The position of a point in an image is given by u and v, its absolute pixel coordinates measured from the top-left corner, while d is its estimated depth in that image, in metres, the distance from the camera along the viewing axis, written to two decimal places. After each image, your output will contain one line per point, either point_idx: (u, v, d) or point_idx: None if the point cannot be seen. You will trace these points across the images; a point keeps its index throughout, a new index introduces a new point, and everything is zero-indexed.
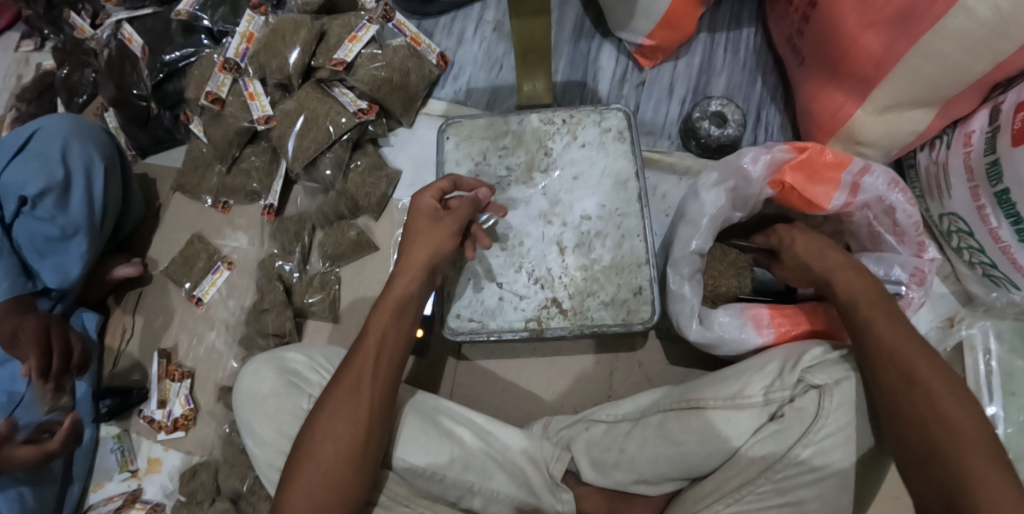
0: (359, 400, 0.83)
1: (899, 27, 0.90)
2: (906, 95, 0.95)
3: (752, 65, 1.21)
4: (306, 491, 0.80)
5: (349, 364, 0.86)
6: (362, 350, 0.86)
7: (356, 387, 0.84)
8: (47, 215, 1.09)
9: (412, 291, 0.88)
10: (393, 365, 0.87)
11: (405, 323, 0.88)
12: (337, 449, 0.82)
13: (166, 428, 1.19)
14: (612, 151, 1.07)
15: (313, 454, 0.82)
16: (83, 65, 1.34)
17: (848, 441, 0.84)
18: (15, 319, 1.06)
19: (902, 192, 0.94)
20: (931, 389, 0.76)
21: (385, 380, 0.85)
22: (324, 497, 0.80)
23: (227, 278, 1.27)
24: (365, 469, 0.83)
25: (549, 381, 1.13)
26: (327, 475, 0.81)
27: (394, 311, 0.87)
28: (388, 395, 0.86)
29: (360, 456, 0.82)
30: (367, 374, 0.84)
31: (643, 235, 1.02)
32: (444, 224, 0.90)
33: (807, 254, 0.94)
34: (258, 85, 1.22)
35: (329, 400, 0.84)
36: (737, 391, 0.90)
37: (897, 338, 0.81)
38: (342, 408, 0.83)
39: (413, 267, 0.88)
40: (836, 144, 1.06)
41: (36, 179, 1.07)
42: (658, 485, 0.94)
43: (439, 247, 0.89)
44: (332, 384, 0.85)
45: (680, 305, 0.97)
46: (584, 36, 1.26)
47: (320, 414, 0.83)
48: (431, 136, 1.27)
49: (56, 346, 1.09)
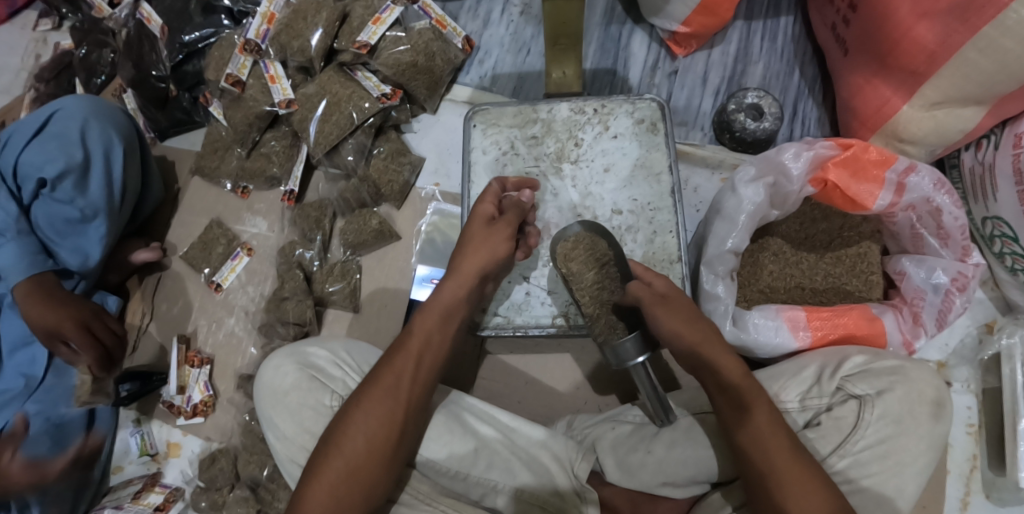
0: (396, 402, 0.82)
1: (955, 19, 0.85)
2: (957, 91, 0.90)
3: (790, 54, 1.16)
4: (331, 485, 0.79)
5: (389, 361, 0.84)
6: (405, 349, 0.84)
7: (395, 388, 0.82)
8: (66, 198, 1.07)
9: (465, 298, 0.87)
10: (433, 368, 0.85)
11: (450, 329, 0.86)
12: (368, 447, 0.80)
13: (186, 413, 1.18)
14: (645, 142, 1.03)
15: (342, 447, 0.80)
16: (101, 45, 1.32)
17: (886, 455, 0.81)
18: (54, 319, 1.04)
19: (949, 194, 0.91)
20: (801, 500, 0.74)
21: (424, 383, 0.84)
22: (349, 493, 0.79)
23: (246, 264, 1.25)
24: (393, 468, 0.82)
25: (570, 372, 1.12)
26: (354, 472, 0.79)
27: (440, 314, 0.86)
28: (424, 398, 0.84)
29: (390, 456, 0.81)
30: (407, 375, 0.83)
31: (676, 231, 0.99)
32: (498, 232, 0.87)
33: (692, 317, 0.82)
34: (279, 68, 1.19)
35: (364, 396, 0.82)
36: (771, 395, 0.87)
37: (788, 453, 0.76)
38: (378, 406, 0.81)
39: (467, 273, 0.86)
40: (878, 140, 1.02)
41: (55, 161, 1.05)
42: (684, 488, 0.92)
43: (495, 253, 0.87)
44: (369, 380, 0.83)
45: (713, 305, 0.94)
46: (615, 21, 1.21)
47: (355, 409, 0.81)
48: (455, 123, 1.24)
49: (102, 337, 1.09)
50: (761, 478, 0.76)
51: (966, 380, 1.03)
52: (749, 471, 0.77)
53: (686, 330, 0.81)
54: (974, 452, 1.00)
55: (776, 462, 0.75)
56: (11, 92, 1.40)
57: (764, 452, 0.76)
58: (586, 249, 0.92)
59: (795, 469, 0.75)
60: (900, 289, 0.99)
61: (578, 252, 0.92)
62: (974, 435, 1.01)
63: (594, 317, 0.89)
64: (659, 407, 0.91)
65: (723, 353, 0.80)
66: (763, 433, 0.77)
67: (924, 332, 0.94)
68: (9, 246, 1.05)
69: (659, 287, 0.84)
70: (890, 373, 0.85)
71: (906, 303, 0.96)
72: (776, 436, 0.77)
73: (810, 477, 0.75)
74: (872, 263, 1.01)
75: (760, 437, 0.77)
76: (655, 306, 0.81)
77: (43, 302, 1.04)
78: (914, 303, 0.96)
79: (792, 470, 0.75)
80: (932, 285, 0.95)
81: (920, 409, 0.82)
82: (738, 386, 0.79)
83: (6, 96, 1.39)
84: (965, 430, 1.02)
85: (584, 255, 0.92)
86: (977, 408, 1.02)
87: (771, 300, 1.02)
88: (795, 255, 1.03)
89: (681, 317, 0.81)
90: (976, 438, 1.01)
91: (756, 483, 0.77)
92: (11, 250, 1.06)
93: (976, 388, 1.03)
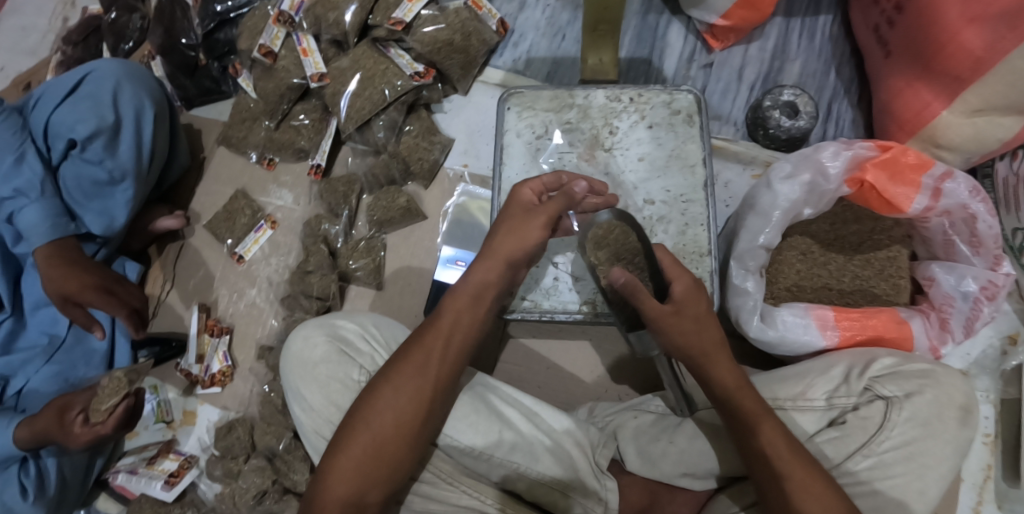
0: (424, 380, 0.81)
1: (1004, 25, 0.85)
2: (999, 99, 0.90)
3: (829, 54, 1.16)
4: (357, 460, 0.79)
5: (418, 339, 0.84)
6: (434, 327, 0.84)
7: (425, 365, 0.82)
8: (94, 158, 1.06)
9: (496, 281, 0.85)
10: (463, 349, 0.84)
11: (480, 312, 0.85)
12: (396, 423, 0.80)
13: (203, 382, 1.18)
14: (681, 133, 1.02)
15: (370, 424, 0.80)
16: (130, 10, 1.30)
17: (910, 457, 0.81)
18: (76, 284, 1.03)
19: (985, 201, 0.91)
20: (807, 504, 0.74)
21: (453, 362, 0.83)
22: (375, 469, 0.79)
23: (270, 236, 1.24)
24: (419, 447, 0.81)
25: (590, 361, 1.12)
26: (380, 448, 0.79)
27: (471, 296, 0.84)
28: (453, 378, 0.83)
29: (416, 433, 0.81)
30: (435, 353, 0.82)
31: (708, 225, 0.99)
32: (533, 221, 0.84)
33: (699, 324, 0.80)
34: (312, 41, 1.18)
35: (394, 373, 0.82)
36: (799, 392, 0.87)
37: (795, 457, 0.76)
38: (407, 384, 0.81)
39: (497, 256, 0.84)
40: (914, 145, 1.02)
41: (86, 121, 1.05)
42: (703, 480, 0.92)
43: (527, 240, 0.83)
44: (398, 357, 0.83)
45: (741, 299, 0.94)
46: (652, 11, 1.21)
47: (383, 384, 0.81)
48: (486, 105, 1.23)
49: (128, 299, 1.10)
50: (769, 479, 0.76)
51: (986, 389, 1.03)
52: (758, 471, 0.78)
53: (692, 338, 0.80)
54: (988, 462, 1.01)
55: (783, 464, 0.76)
56: (37, 54, 1.38)
57: (770, 458, 0.77)
58: (618, 239, 0.88)
59: (803, 474, 0.76)
60: (928, 295, 0.99)
61: (611, 239, 0.88)
62: (990, 444, 1.02)
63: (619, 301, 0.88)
64: (681, 397, 0.93)
65: (723, 361, 0.81)
66: (764, 433, 0.77)
67: (951, 338, 0.95)
68: (35, 207, 1.04)
69: (676, 293, 0.80)
70: (918, 376, 0.86)
71: (934, 308, 0.97)
72: (779, 438, 0.77)
73: (815, 479, 0.75)
74: (902, 267, 1.01)
75: (769, 442, 0.77)
76: (665, 320, 0.79)
77: (65, 267, 1.03)
78: (942, 309, 0.96)
79: (800, 474, 0.76)
80: (961, 292, 0.95)
81: (946, 413, 0.83)
82: (737, 394, 0.80)
83: (32, 58, 1.38)
84: (981, 440, 1.02)
85: (615, 245, 0.88)
86: (994, 418, 1.02)
87: (798, 299, 1.02)
88: (824, 256, 1.03)
89: (687, 328, 0.79)
90: (992, 448, 1.02)
91: (765, 484, 0.77)
92: (35, 212, 1.04)
93: (996, 398, 1.03)
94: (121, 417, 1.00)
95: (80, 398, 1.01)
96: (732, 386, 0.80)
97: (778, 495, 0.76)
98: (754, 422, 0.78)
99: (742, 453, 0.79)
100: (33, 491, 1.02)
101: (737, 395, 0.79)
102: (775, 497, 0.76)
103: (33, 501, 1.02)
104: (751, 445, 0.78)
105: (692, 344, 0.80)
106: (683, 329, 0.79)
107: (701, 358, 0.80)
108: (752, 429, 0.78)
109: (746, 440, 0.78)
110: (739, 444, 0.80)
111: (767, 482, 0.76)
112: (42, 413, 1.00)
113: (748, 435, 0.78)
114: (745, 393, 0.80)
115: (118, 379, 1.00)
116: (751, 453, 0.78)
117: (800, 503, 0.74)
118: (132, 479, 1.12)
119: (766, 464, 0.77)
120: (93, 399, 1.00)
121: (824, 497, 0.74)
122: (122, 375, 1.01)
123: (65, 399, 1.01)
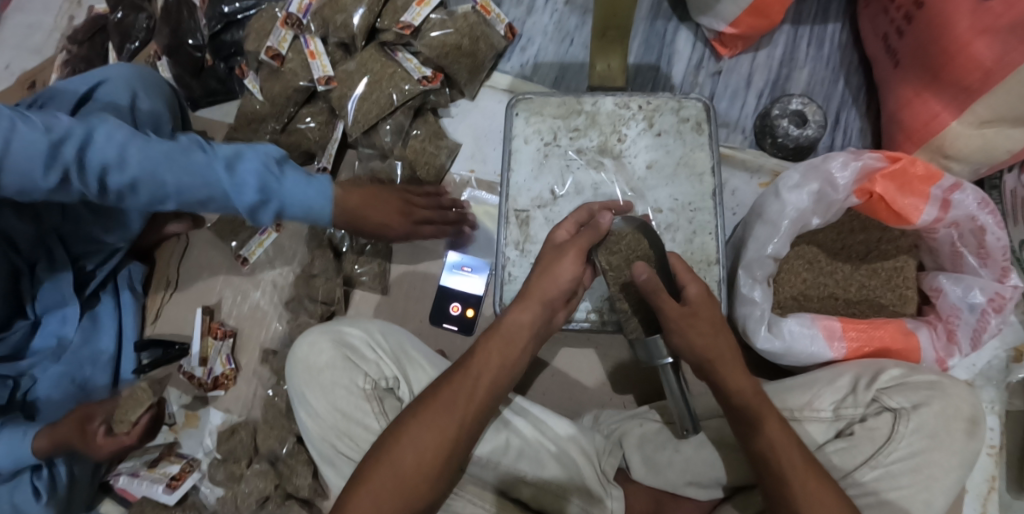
0: (452, 416, 0.77)
1: (1016, 37, 0.84)
2: (1008, 110, 0.90)
3: (836, 62, 1.16)
4: (376, 494, 0.75)
5: (451, 375, 0.80)
6: (467, 365, 0.80)
7: (454, 402, 0.78)
8: (210, 170, 0.88)
9: (530, 323, 0.81)
10: (494, 388, 0.80)
11: (514, 353, 0.81)
12: (416, 460, 0.76)
13: (206, 385, 1.17)
14: (689, 141, 1.02)
15: (393, 457, 0.77)
16: (137, 10, 1.30)
17: (918, 469, 0.81)
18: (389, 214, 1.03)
19: (993, 213, 0.91)
20: (810, 507, 0.74)
21: (484, 400, 0.79)
22: (393, 505, 0.75)
23: (275, 239, 1.23)
24: (439, 484, 0.78)
25: (595, 367, 1.12)
26: (401, 483, 0.76)
27: (504, 338, 0.81)
28: (482, 416, 0.80)
29: (436, 474, 0.77)
30: (465, 390, 0.78)
31: (716, 233, 0.98)
32: (565, 259, 0.82)
33: (715, 329, 0.80)
34: (320, 43, 1.17)
35: (422, 407, 0.79)
36: (805, 402, 0.88)
37: (805, 467, 0.76)
38: (434, 419, 0.77)
39: (530, 296, 0.82)
40: (922, 155, 1.02)
41: (111, 144, 0.85)
42: (709, 489, 0.92)
43: (559, 278, 0.82)
44: (426, 394, 0.80)
45: (749, 308, 0.94)
46: (660, 17, 1.21)
47: (408, 421, 0.78)
48: (493, 110, 1.23)
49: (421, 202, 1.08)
50: (774, 484, 0.76)
51: (992, 401, 1.03)
52: (766, 481, 0.77)
53: (708, 343, 0.79)
54: (992, 474, 1.01)
55: (787, 469, 0.76)
56: (42, 52, 1.38)
57: (781, 468, 0.76)
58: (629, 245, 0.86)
59: (814, 485, 0.75)
60: (935, 306, 0.99)
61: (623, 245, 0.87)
62: (994, 456, 1.02)
63: (626, 314, 0.87)
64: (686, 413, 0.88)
65: (738, 368, 0.80)
66: (773, 443, 0.77)
67: (958, 351, 0.96)
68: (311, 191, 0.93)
69: (691, 295, 0.81)
70: (927, 387, 0.86)
71: (941, 320, 0.97)
72: (790, 448, 0.77)
73: (825, 490, 0.75)
74: (908, 278, 1.01)
75: (780, 452, 0.77)
76: (682, 322, 0.79)
77: (372, 201, 1.01)
78: (949, 320, 0.97)
79: (810, 485, 0.75)
80: (968, 304, 0.95)
81: (954, 425, 0.83)
82: (752, 401, 0.79)
83: (37, 56, 1.37)
84: (986, 451, 1.02)
85: (627, 250, 0.86)
86: (999, 430, 1.02)
87: (804, 308, 1.02)
88: (830, 265, 1.03)
89: (705, 331, 0.79)
90: (996, 459, 1.01)
91: (773, 494, 0.77)
92: (307, 186, 0.93)
93: (1001, 410, 1.03)
94: (145, 427, 1.05)
95: (100, 409, 1.02)
96: (746, 395, 0.79)
97: (786, 506, 0.75)
98: (766, 432, 0.78)
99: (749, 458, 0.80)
100: (46, 493, 1.02)
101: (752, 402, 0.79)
102: (779, 501, 0.76)
103: (45, 502, 1.02)
104: (762, 454, 0.78)
105: (706, 352, 0.79)
106: (700, 336, 0.79)
107: (712, 364, 0.80)
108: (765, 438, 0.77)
109: (756, 450, 0.78)
110: (745, 449, 0.80)
111: (776, 492, 0.76)
112: (63, 422, 0.99)
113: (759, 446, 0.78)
114: (761, 401, 0.79)
115: (144, 390, 1.07)
116: (760, 462, 0.78)
117: (804, 506, 0.75)
118: (133, 482, 1.10)
119: (775, 475, 0.76)
120: (119, 410, 1.04)
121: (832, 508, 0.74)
122: (148, 387, 1.07)
123: (85, 410, 1.01)
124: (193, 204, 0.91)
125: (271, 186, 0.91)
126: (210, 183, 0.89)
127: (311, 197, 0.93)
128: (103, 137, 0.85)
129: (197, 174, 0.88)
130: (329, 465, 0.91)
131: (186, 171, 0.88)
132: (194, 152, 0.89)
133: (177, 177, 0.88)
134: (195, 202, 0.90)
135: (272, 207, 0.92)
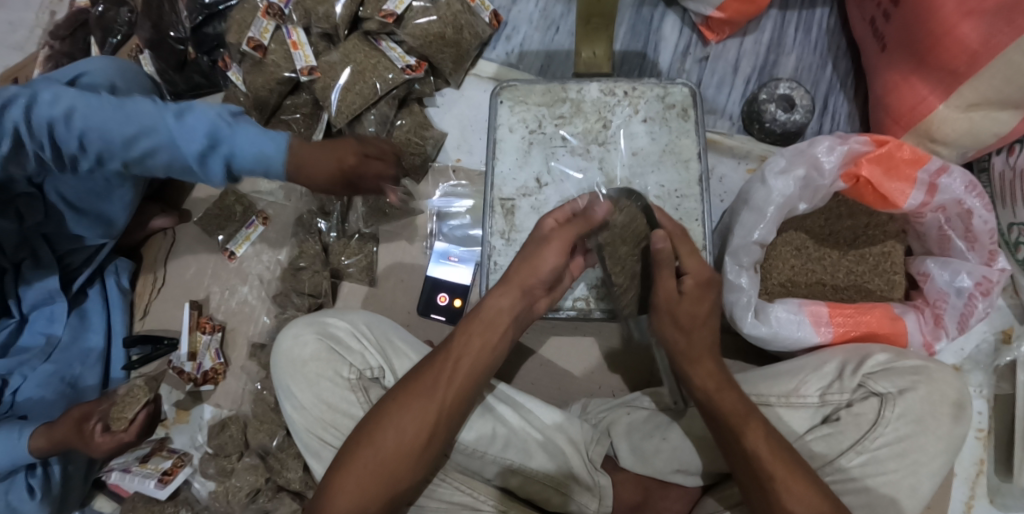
0: (431, 401, 0.78)
1: (1001, 19, 0.84)
2: (995, 93, 0.89)
3: (824, 47, 1.15)
4: (358, 476, 0.76)
5: (431, 360, 0.80)
6: (447, 349, 0.80)
7: (433, 387, 0.78)
8: (150, 119, 0.90)
9: (509, 308, 0.81)
10: (474, 375, 0.80)
11: (494, 339, 0.80)
12: (398, 442, 0.77)
13: (195, 380, 1.15)
14: (675, 128, 1.01)
15: (374, 441, 0.77)
16: (118, 4, 1.28)
17: (904, 454, 0.81)
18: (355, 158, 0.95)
19: (980, 196, 0.90)
20: (792, 504, 0.74)
21: (463, 386, 0.79)
22: (375, 488, 0.76)
23: (261, 233, 1.23)
24: (421, 468, 0.78)
25: (584, 356, 1.12)
26: (382, 467, 0.77)
27: (485, 322, 0.80)
28: (462, 402, 0.80)
29: (418, 455, 0.78)
30: (444, 376, 0.79)
31: (703, 220, 0.98)
32: (548, 249, 0.82)
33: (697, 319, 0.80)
34: (302, 34, 1.16)
35: (402, 391, 0.79)
36: (792, 389, 0.87)
37: (777, 455, 0.76)
38: (414, 404, 0.78)
39: (512, 283, 0.81)
40: (910, 139, 1.00)
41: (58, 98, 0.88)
42: (696, 477, 0.92)
43: (541, 269, 0.81)
44: (409, 377, 0.80)
45: (736, 296, 0.93)
46: (647, 2, 1.19)
47: (390, 403, 0.79)
48: (479, 99, 1.23)
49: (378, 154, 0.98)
50: (753, 480, 0.76)
51: (980, 385, 1.03)
52: (741, 472, 0.77)
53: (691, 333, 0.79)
54: (981, 457, 1.01)
55: (768, 466, 0.75)
56: (24, 49, 1.36)
57: (755, 459, 0.76)
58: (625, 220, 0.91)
59: (788, 474, 0.75)
60: (922, 290, 0.99)
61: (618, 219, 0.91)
62: (983, 439, 1.02)
63: (624, 288, 0.93)
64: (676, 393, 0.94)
65: (707, 361, 0.80)
66: (751, 433, 0.77)
67: (945, 334, 0.95)
68: (259, 137, 0.93)
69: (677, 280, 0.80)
70: (913, 373, 0.85)
71: (928, 304, 0.97)
72: (761, 438, 0.76)
73: (801, 480, 0.75)
74: (896, 263, 1.00)
75: (753, 442, 0.76)
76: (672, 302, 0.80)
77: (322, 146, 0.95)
78: (936, 305, 0.96)
79: (784, 474, 0.75)
80: (955, 288, 0.94)
81: (940, 410, 0.83)
82: (717, 395, 0.79)
83: (18, 53, 1.36)
84: (974, 435, 1.02)
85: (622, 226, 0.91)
86: (987, 413, 1.03)
87: (791, 294, 1.02)
88: (818, 251, 1.02)
89: None
90: (985, 443, 1.02)
91: (750, 484, 0.76)
92: (253, 131, 0.93)
93: (989, 393, 1.03)
94: (141, 424, 1.05)
95: (98, 406, 1.02)
96: (711, 386, 0.79)
97: (764, 495, 0.75)
98: (738, 421, 0.77)
99: (727, 455, 0.79)
100: (40, 491, 1.02)
101: (718, 395, 0.79)
102: (761, 498, 0.75)
103: (40, 500, 1.02)
104: (734, 444, 0.77)
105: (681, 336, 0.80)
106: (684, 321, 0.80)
107: (683, 358, 0.81)
108: (735, 428, 0.77)
109: (730, 443, 0.78)
110: (724, 446, 0.79)
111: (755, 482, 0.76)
112: (59, 422, 0.98)
113: (733, 436, 0.77)
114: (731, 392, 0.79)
115: (141, 386, 1.05)
116: (735, 453, 0.77)
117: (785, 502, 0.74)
118: (125, 477, 1.09)
119: (752, 465, 0.76)
120: (114, 407, 1.03)
121: (813, 497, 0.74)
122: (145, 383, 1.06)
123: (82, 409, 1.00)
124: (138, 156, 0.91)
125: (221, 132, 0.92)
126: (155, 130, 0.90)
127: (262, 144, 0.92)
128: (48, 99, 0.87)
129: (145, 121, 0.90)
130: (314, 457, 0.91)
131: (130, 119, 0.89)
132: (141, 105, 0.91)
133: (123, 127, 0.89)
134: (140, 155, 0.91)
135: (221, 153, 0.92)
